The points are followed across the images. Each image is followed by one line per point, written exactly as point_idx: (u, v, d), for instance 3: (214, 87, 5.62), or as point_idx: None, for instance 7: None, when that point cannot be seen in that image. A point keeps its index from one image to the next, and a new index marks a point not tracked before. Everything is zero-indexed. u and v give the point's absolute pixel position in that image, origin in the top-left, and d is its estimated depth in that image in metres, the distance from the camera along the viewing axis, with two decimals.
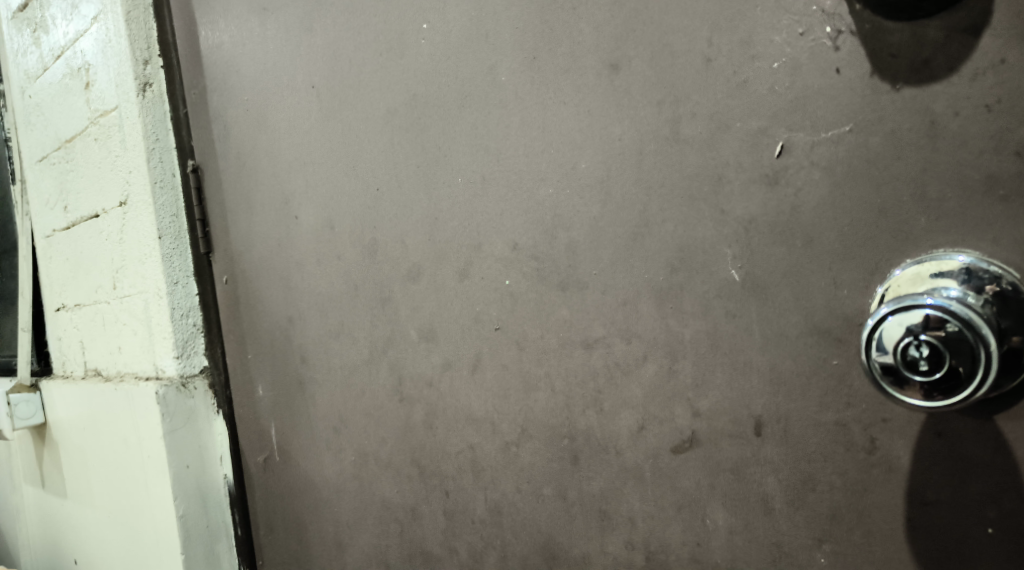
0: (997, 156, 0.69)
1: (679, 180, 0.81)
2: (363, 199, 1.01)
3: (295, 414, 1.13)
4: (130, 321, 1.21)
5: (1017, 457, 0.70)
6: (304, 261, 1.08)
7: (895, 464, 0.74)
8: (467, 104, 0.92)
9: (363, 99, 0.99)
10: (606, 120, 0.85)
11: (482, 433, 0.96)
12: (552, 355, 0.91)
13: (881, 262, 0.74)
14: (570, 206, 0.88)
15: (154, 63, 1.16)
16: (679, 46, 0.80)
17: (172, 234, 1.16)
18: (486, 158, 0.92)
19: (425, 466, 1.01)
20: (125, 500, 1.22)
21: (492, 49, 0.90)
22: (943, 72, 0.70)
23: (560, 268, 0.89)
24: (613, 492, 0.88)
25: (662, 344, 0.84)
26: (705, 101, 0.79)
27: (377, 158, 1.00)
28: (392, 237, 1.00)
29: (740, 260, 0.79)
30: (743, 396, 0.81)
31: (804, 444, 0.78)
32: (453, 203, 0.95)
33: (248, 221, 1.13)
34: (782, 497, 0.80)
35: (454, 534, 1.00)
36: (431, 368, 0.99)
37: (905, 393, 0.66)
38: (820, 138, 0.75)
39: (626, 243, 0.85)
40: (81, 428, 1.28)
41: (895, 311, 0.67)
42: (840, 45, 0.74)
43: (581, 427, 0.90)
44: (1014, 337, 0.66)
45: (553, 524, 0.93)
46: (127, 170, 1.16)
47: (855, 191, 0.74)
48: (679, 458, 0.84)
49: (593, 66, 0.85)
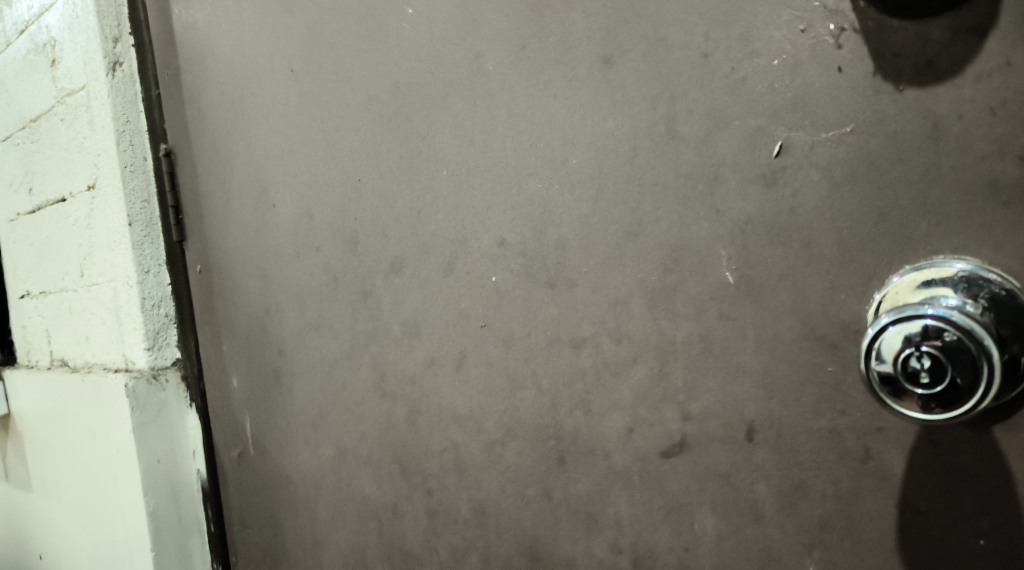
0: (1000, 161, 0.67)
1: (674, 178, 0.79)
2: (343, 189, 0.98)
3: (271, 407, 1.09)
4: (98, 310, 1.16)
5: (1012, 467, 0.69)
6: (281, 252, 1.04)
7: (888, 472, 0.73)
8: (453, 93, 0.89)
9: (345, 84, 0.96)
10: (598, 114, 0.82)
11: (466, 432, 0.94)
12: (539, 354, 0.88)
13: (880, 267, 0.72)
14: (561, 202, 0.85)
15: (124, 41, 1.11)
16: (675, 39, 0.78)
17: (143, 221, 1.11)
18: (472, 150, 0.89)
19: (406, 464, 0.99)
20: (93, 495, 1.18)
21: (480, 37, 0.87)
22: (948, 74, 0.68)
23: (549, 266, 0.86)
24: (601, 494, 0.87)
25: (654, 346, 0.82)
26: (701, 97, 0.77)
27: (358, 146, 0.96)
28: (373, 229, 0.96)
29: (735, 262, 0.77)
30: (736, 401, 0.79)
31: (796, 450, 0.77)
32: (438, 196, 0.92)
33: (222, 208, 1.09)
34: (773, 503, 0.78)
35: (436, 533, 0.98)
36: (414, 365, 0.96)
37: (904, 404, 0.65)
38: (820, 138, 0.73)
39: (619, 242, 0.83)
40: (47, 419, 1.24)
41: (896, 320, 0.65)
42: (843, 43, 0.71)
43: (567, 428, 0.88)
44: (1015, 347, 0.65)
45: (537, 526, 0.91)
46: (95, 153, 1.11)
47: (855, 193, 0.72)
48: (669, 461, 0.83)
49: (586, 58, 0.82)
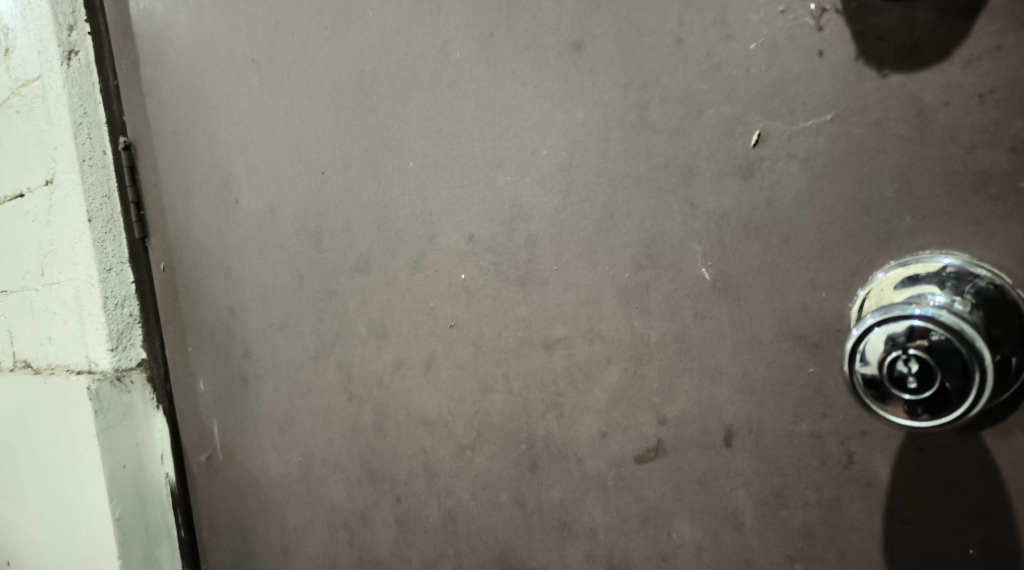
0: (990, 151, 0.63)
1: (647, 170, 0.75)
2: (308, 183, 0.94)
3: (239, 410, 1.06)
4: (60, 310, 1.12)
5: (1003, 474, 0.65)
6: (247, 250, 1.00)
7: (873, 479, 0.69)
8: (419, 82, 0.85)
9: (308, 74, 0.91)
10: (568, 103, 0.78)
11: (437, 436, 0.90)
12: (510, 355, 0.85)
13: (863, 264, 0.68)
14: (530, 195, 0.81)
15: (80, 29, 1.06)
16: (648, 23, 0.73)
17: (103, 217, 1.07)
18: (439, 142, 0.85)
19: (376, 469, 0.95)
20: (59, 501, 1.14)
21: (445, 23, 0.82)
22: (933, 58, 0.64)
23: (519, 263, 0.83)
24: (575, 501, 0.83)
25: (628, 346, 0.78)
26: (675, 84, 0.73)
27: (322, 139, 0.92)
28: (338, 226, 0.92)
29: (711, 258, 0.73)
30: (713, 404, 0.75)
31: (776, 455, 0.73)
32: (404, 190, 0.88)
33: (185, 203, 1.05)
34: (752, 511, 0.74)
35: (407, 541, 0.94)
36: (382, 366, 0.93)
37: (889, 409, 0.61)
38: (799, 127, 0.69)
39: (590, 237, 0.79)
40: (11, 422, 1.20)
41: (882, 321, 0.61)
42: (823, 25, 0.67)
43: (539, 432, 0.84)
44: (1006, 348, 0.61)
45: (510, 534, 0.87)
46: (53, 147, 1.07)
47: (837, 185, 0.68)
48: (645, 468, 0.79)
49: (556, 44, 0.78)
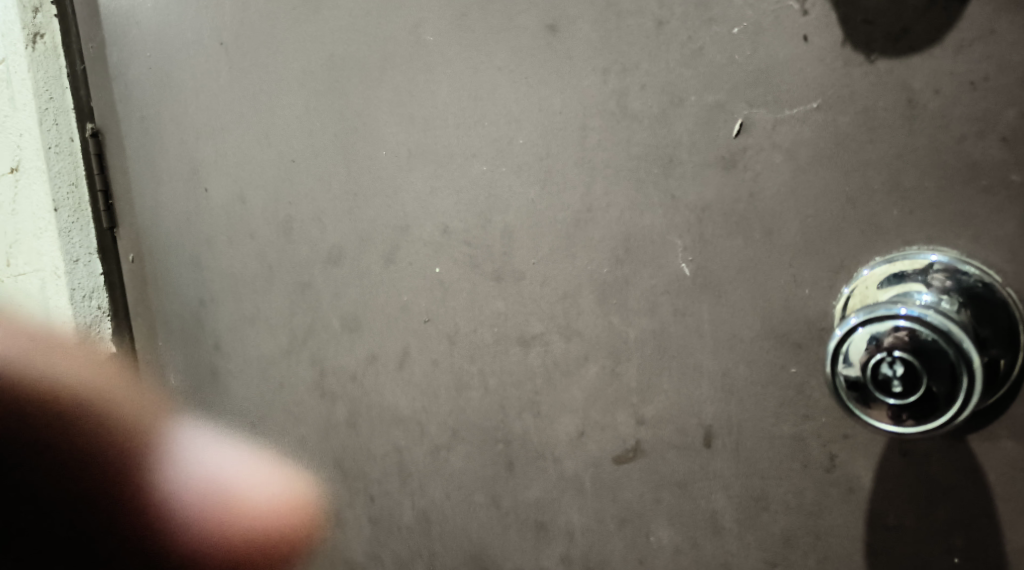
0: (981, 142, 0.60)
1: (626, 161, 0.72)
2: (278, 171, 0.91)
3: (211, 405, 1.03)
4: (25, 304, 1.06)
5: (989, 480, 0.62)
6: (217, 240, 0.97)
7: (855, 484, 0.66)
8: (391, 66, 0.81)
9: (278, 58, 0.88)
10: (545, 89, 0.75)
11: (411, 434, 0.87)
12: (485, 352, 0.82)
13: (847, 260, 0.65)
14: (505, 185, 0.78)
15: (46, 10, 1.01)
16: (627, 5, 0.70)
17: (70, 207, 1.04)
18: (412, 129, 0.82)
19: (349, 467, 0.92)
20: None
21: (418, 5, 0.79)
22: (923, 44, 0.61)
23: (495, 257, 0.79)
24: (551, 502, 0.80)
25: (605, 343, 0.75)
26: (655, 71, 0.70)
27: (292, 125, 0.89)
28: (309, 217, 0.90)
29: (691, 253, 0.70)
30: (693, 404, 0.72)
31: (757, 457, 0.70)
32: (375, 178, 0.85)
33: (154, 191, 1.02)
34: (731, 515, 0.72)
35: (381, 540, 0.91)
36: (354, 361, 0.90)
37: (872, 414, 0.58)
38: (783, 116, 0.66)
39: (568, 230, 0.76)
40: None
41: (865, 321, 0.58)
42: (809, 9, 0.64)
43: (516, 431, 0.81)
44: (994, 349, 0.58)
45: (484, 535, 0.85)
46: (16, 134, 1.01)
47: (822, 177, 0.65)
48: (623, 468, 0.76)
49: (532, 27, 0.74)
